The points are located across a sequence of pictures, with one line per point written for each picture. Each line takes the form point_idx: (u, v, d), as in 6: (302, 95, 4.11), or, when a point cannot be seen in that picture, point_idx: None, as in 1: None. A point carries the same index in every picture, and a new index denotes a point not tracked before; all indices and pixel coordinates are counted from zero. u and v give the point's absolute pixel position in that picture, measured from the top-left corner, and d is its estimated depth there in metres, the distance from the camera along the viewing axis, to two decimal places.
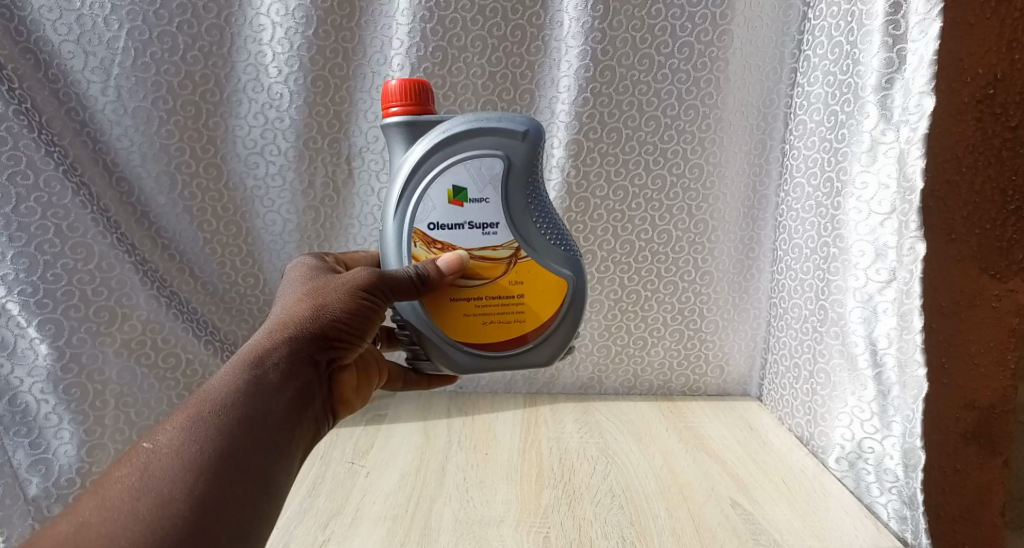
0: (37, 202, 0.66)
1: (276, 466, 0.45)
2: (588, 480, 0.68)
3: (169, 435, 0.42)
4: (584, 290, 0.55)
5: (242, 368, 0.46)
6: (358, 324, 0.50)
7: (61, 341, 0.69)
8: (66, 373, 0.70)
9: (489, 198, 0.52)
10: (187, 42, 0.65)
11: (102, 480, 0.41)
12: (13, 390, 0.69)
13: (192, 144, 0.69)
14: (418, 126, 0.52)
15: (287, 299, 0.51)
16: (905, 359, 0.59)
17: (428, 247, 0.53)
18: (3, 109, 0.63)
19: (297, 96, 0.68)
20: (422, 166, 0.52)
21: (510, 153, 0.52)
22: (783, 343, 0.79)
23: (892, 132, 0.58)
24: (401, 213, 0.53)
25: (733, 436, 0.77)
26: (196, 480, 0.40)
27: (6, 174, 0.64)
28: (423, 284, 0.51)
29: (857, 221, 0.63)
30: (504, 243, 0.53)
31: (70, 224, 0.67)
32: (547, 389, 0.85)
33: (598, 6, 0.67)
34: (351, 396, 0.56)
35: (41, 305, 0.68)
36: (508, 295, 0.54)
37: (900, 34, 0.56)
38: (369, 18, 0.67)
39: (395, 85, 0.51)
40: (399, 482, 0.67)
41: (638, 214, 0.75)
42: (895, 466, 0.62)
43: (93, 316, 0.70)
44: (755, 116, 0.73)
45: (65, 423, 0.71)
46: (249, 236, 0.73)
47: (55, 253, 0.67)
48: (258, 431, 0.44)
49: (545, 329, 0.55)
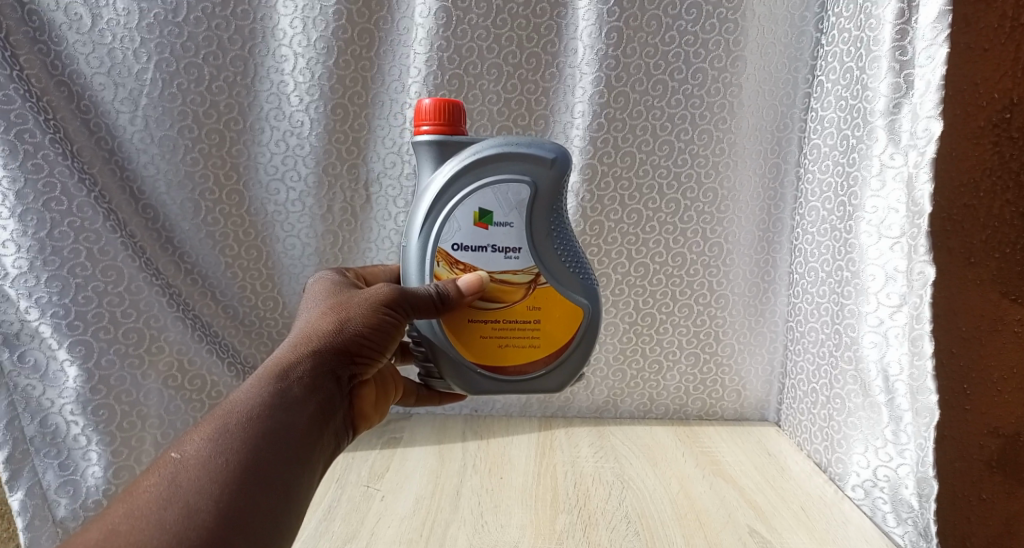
0: (71, 227, 0.67)
1: (298, 479, 0.45)
2: (603, 505, 0.67)
3: (196, 447, 0.44)
4: (599, 320, 0.56)
5: (267, 382, 0.47)
6: (380, 339, 0.50)
7: (90, 363, 0.70)
8: (95, 394, 0.71)
9: (513, 222, 0.53)
10: (212, 72, 0.68)
11: (132, 488, 0.42)
12: (45, 412, 0.70)
13: (216, 171, 0.71)
14: (447, 146, 0.52)
15: (311, 313, 0.51)
16: (916, 387, 0.58)
17: (450, 267, 0.53)
18: (40, 137, 0.64)
19: (317, 124, 0.70)
20: (450, 187, 0.52)
21: (537, 179, 0.52)
22: (800, 369, 0.78)
23: (900, 156, 0.58)
24: (426, 233, 0.53)
25: (750, 462, 0.76)
26: (220, 493, 0.42)
27: (41, 200, 0.66)
28: (442, 303, 0.51)
29: (868, 245, 0.62)
30: (523, 269, 0.54)
31: (102, 248, 0.69)
32: (562, 412, 0.85)
33: (612, 33, 0.68)
34: (370, 411, 0.57)
35: (72, 327, 0.69)
36: (525, 320, 0.54)
37: (908, 59, 0.57)
38: (388, 48, 0.69)
39: (427, 104, 0.52)
40: (414, 505, 0.67)
41: (652, 237, 0.75)
42: (909, 496, 0.61)
43: (123, 338, 0.71)
44: (767, 140, 0.73)
45: (93, 444, 0.72)
46: (269, 260, 0.74)
47: (86, 276, 0.69)
48: (282, 445, 0.45)
49: (559, 355, 0.56)
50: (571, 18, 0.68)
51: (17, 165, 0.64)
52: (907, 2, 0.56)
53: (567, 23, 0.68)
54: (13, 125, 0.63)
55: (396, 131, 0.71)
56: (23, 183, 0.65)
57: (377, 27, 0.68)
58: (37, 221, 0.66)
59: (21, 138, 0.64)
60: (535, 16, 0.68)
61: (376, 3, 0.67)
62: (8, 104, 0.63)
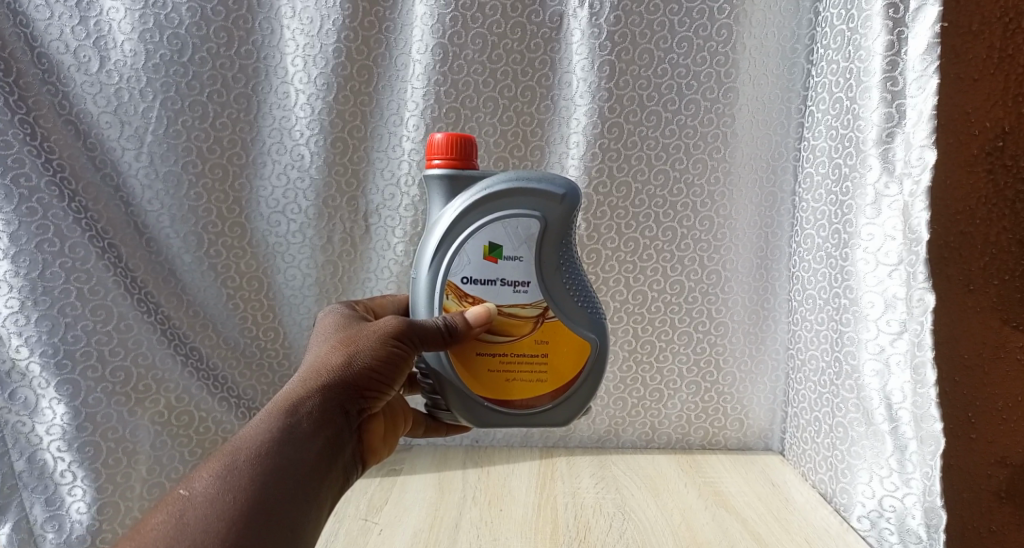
0: (62, 268, 0.69)
1: (304, 516, 0.45)
2: (604, 538, 0.67)
3: (203, 484, 0.44)
4: (607, 354, 0.56)
5: (276, 417, 0.47)
6: (388, 371, 0.50)
7: (77, 401, 0.72)
8: (81, 431, 0.72)
9: (523, 257, 0.53)
10: (216, 110, 0.70)
11: (139, 526, 0.43)
12: (33, 448, 0.72)
13: (218, 205, 0.72)
14: (459, 180, 0.53)
15: (321, 346, 0.51)
16: (920, 414, 0.58)
17: (459, 300, 0.54)
18: (38, 180, 0.67)
19: (318, 156, 0.71)
20: (461, 221, 0.53)
21: (547, 214, 0.53)
22: (802, 397, 0.77)
23: (895, 185, 0.58)
24: (436, 266, 0.54)
25: (753, 493, 0.75)
26: (226, 531, 0.42)
27: (34, 242, 0.68)
28: (450, 335, 0.51)
29: (865, 272, 0.62)
30: (532, 302, 0.54)
31: (92, 286, 0.70)
32: (564, 442, 0.84)
33: (605, 67, 0.69)
34: (378, 444, 0.57)
35: (60, 366, 0.71)
36: (532, 354, 0.55)
37: (898, 90, 0.57)
38: (386, 84, 0.71)
39: (440, 138, 0.53)
40: (412, 539, 0.67)
41: (649, 265, 0.75)
42: (917, 526, 0.60)
43: (110, 376, 0.72)
44: (767, 168, 0.74)
45: (79, 480, 0.73)
46: (269, 291, 0.75)
47: (75, 315, 0.70)
48: (288, 482, 0.45)
49: (566, 390, 0.56)
50: (565, 52, 0.70)
51: (12, 209, 0.67)
52: (896, 35, 0.57)
53: (561, 57, 0.70)
54: (11, 169, 0.67)
55: (395, 163, 0.72)
56: (18, 225, 0.68)
57: (376, 64, 0.70)
58: (30, 262, 0.68)
59: (17, 183, 0.67)
60: (529, 51, 0.69)
61: (375, 40, 0.69)
62: (7, 149, 0.66)
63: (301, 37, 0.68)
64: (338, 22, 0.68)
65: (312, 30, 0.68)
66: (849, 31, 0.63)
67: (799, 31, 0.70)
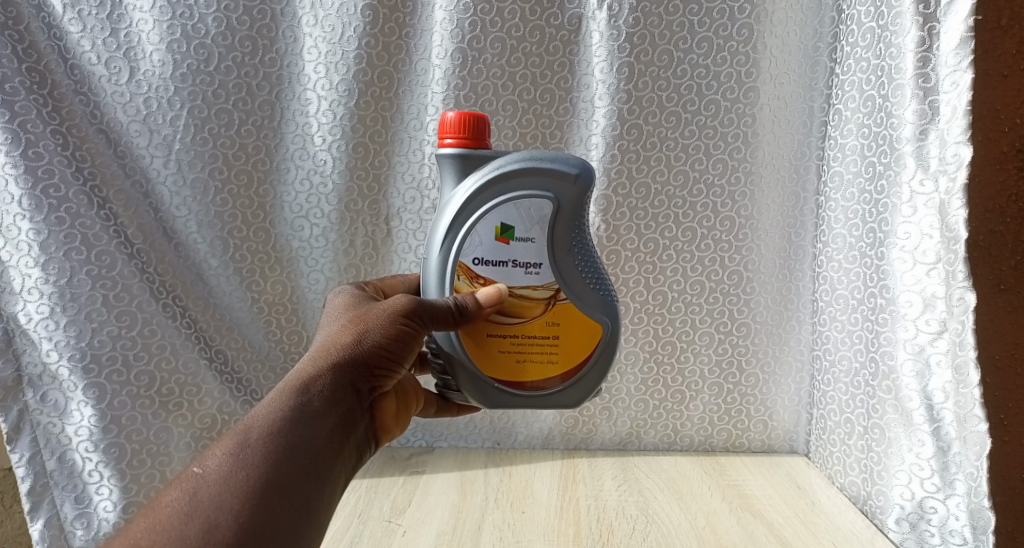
0: (88, 275, 0.71)
1: (318, 494, 0.46)
2: (628, 540, 0.66)
3: (216, 462, 0.45)
4: (619, 336, 0.56)
5: (287, 396, 0.48)
6: (399, 350, 0.50)
7: (103, 403, 0.74)
8: (107, 433, 0.74)
9: (535, 238, 0.54)
10: (241, 117, 0.71)
11: (154, 504, 0.43)
12: (63, 448, 0.75)
13: (244, 210, 0.74)
14: (472, 159, 0.53)
15: (332, 327, 0.52)
16: (964, 414, 0.57)
17: (470, 281, 0.54)
18: (67, 190, 0.69)
19: (339, 162, 0.73)
20: (474, 201, 0.53)
21: (560, 194, 0.53)
22: (830, 398, 0.76)
23: (930, 182, 0.57)
24: (446, 246, 0.54)
25: (778, 496, 0.74)
26: (241, 508, 0.42)
27: (63, 250, 0.70)
28: (461, 315, 0.51)
29: (903, 271, 0.61)
30: (544, 284, 0.54)
31: (117, 293, 0.72)
32: (585, 445, 0.84)
33: (623, 69, 0.69)
34: (390, 423, 0.58)
35: (88, 370, 0.73)
36: (543, 336, 0.55)
37: (931, 86, 0.57)
38: (407, 88, 0.72)
39: (452, 117, 0.53)
40: (435, 540, 0.67)
41: (670, 265, 0.75)
42: (962, 527, 0.59)
43: (135, 380, 0.74)
44: (789, 167, 0.73)
45: (106, 480, 0.76)
46: (294, 295, 0.76)
47: (101, 320, 0.73)
48: (301, 460, 0.46)
49: (578, 372, 0.56)
50: (584, 54, 0.70)
51: (42, 218, 0.69)
52: (927, 31, 0.56)
53: (580, 59, 0.70)
54: (40, 181, 0.69)
55: (416, 167, 0.73)
56: (47, 235, 0.70)
57: (397, 69, 0.71)
58: (59, 270, 0.71)
59: (46, 194, 0.69)
60: (548, 54, 0.70)
61: (395, 46, 0.70)
62: (37, 160, 0.68)
63: (323, 44, 0.70)
64: (359, 29, 0.69)
65: (334, 37, 0.69)
66: (878, 28, 0.62)
67: (821, 29, 0.70)
